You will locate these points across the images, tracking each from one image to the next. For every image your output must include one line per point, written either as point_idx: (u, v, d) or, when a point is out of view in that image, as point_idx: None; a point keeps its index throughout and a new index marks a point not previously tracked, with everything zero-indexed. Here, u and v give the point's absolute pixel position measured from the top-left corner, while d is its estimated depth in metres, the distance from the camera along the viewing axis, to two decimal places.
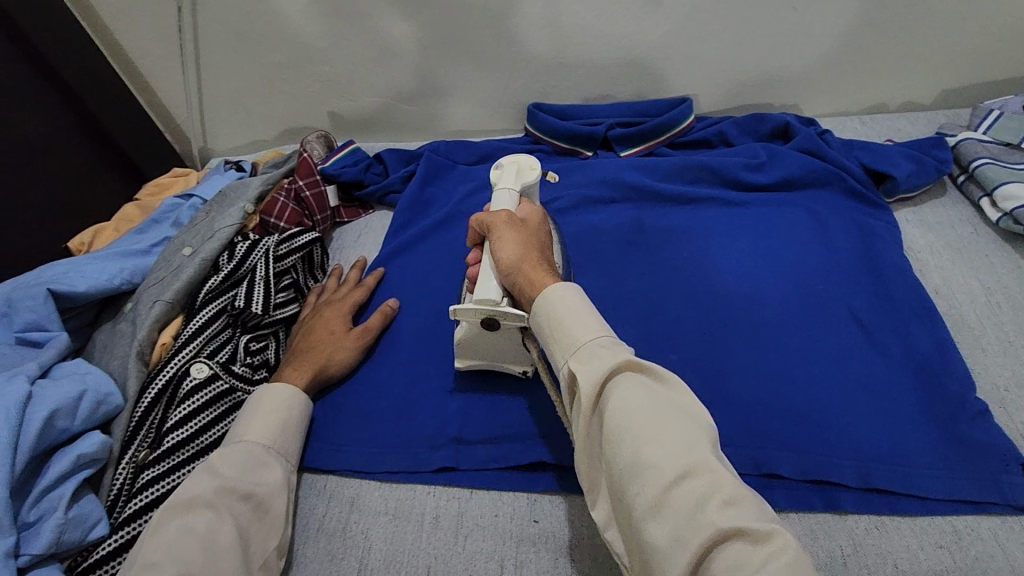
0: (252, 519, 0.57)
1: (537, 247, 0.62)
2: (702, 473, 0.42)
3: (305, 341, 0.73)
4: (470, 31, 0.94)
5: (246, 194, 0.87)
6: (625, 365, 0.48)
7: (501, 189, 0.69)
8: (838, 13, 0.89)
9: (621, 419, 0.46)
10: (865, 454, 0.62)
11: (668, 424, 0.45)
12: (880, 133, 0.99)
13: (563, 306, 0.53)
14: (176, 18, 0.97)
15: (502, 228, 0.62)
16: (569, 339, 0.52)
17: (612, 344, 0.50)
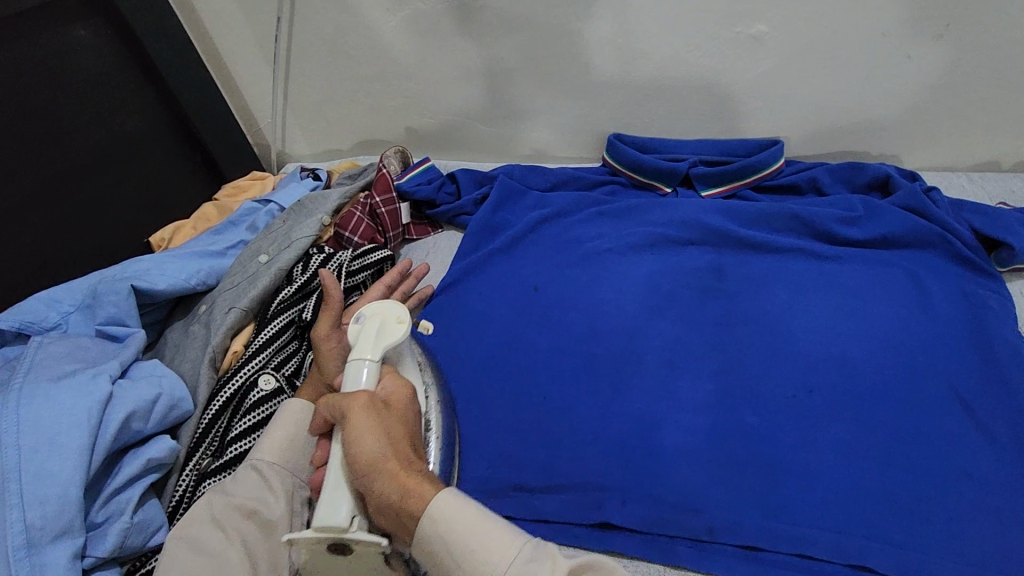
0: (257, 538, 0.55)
1: (405, 435, 0.53)
2: None
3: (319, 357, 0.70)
4: (559, 57, 0.93)
5: (324, 206, 0.88)
6: (568, 574, 0.44)
7: (360, 361, 0.57)
8: (957, 65, 0.83)
9: None
10: (969, 557, 0.56)
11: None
12: (991, 194, 0.92)
13: (459, 527, 0.47)
14: (274, 27, 0.99)
15: (361, 417, 0.52)
16: (484, 561, 0.45)
17: (537, 551, 0.45)
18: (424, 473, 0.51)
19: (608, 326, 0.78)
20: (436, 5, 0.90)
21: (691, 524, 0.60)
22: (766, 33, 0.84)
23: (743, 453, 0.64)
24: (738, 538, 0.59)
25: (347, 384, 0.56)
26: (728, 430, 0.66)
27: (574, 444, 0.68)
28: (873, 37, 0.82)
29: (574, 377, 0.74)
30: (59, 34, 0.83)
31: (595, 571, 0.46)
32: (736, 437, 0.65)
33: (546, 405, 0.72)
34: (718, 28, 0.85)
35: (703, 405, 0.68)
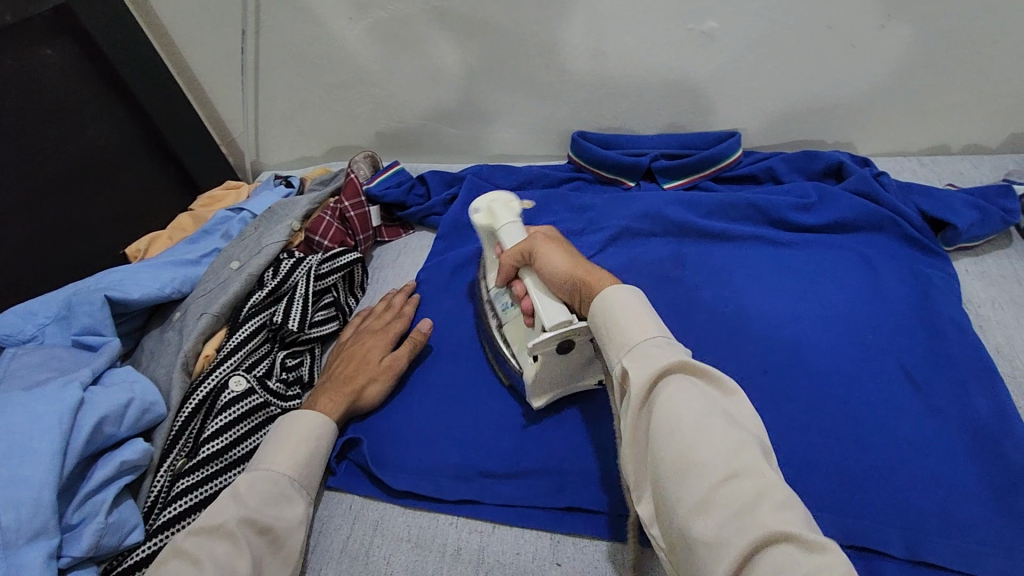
0: (266, 552, 0.56)
1: (583, 257, 0.62)
2: (751, 473, 0.41)
3: (343, 369, 0.73)
4: (519, 59, 0.95)
5: (294, 212, 0.90)
6: (676, 366, 0.47)
7: (506, 227, 0.69)
8: (900, 52, 0.86)
9: (670, 419, 0.44)
10: (915, 522, 0.58)
11: (721, 417, 0.44)
12: (940, 175, 0.95)
13: (620, 307, 0.52)
14: (241, 40, 1.01)
15: (547, 245, 0.62)
16: (627, 340, 0.50)
17: (664, 343, 0.49)
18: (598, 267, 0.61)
19: None
20: (398, 12, 0.93)
21: None
22: (718, 29, 0.87)
23: None
24: None
25: (510, 240, 0.68)
26: None
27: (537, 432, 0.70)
28: (818, 30, 0.85)
29: None
30: (28, 55, 0.85)
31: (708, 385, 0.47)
32: None
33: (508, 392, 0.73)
34: (670, 26, 0.87)
35: None
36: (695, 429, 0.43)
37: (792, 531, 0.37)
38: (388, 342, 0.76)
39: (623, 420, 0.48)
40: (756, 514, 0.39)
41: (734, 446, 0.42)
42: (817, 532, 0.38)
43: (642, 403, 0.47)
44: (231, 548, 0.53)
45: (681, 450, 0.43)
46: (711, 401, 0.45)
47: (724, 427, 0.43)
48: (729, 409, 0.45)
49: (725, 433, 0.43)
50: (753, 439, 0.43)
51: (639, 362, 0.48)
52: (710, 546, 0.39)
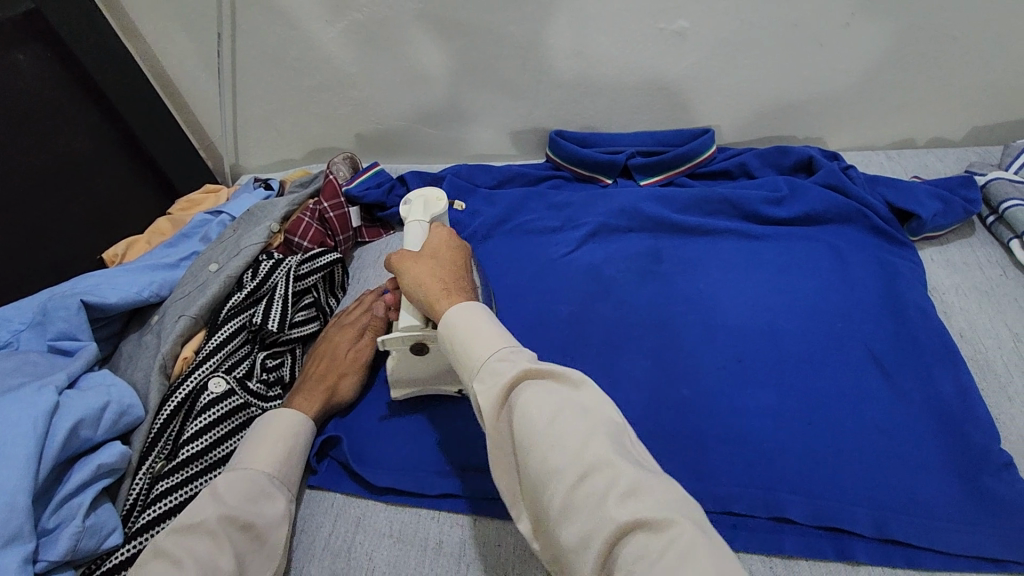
0: (249, 548, 0.57)
1: (449, 274, 0.62)
2: (602, 468, 0.43)
3: (314, 366, 0.74)
4: (495, 60, 0.96)
5: (273, 213, 0.90)
6: (525, 375, 0.49)
7: (416, 226, 0.71)
8: (865, 49, 0.88)
9: (524, 431, 0.46)
10: (881, 502, 0.60)
11: (570, 411, 0.46)
12: (906, 169, 0.98)
13: (466, 321, 0.54)
14: (216, 43, 1.01)
15: (410, 266, 0.62)
16: (470, 357, 0.52)
17: (512, 354, 0.51)
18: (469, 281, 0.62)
19: (552, 314, 0.81)
20: (373, 14, 0.93)
21: None
22: (688, 28, 0.88)
23: (673, 423, 0.68)
24: None
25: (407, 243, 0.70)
26: (664, 402, 0.69)
27: None
28: (785, 29, 0.87)
29: None
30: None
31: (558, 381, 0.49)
32: (669, 407, 0.69)
33: None
34: (642, 26, 0.89)
35: (640, 380, 0.72)
36: (543, 433, 0.45)
37: (638, 517, 0.40)
38: (358, 332, 0.76)
39: (488, 442, 0.49)
40: (603, 510, 0.41)
41: (578, 440, 0.45)
42: (664, 509, 0.40)
43: (497, 416, 0.49)
44: (212, 546, 0.54)
45: (537, 458, 0.45)
46: (560, 394, 0.48)
47: (571, 421, 0.46)
48: (580, 403, 0.47)
49: (573, 429, 0.45)
50: (603, 427, 0.46)
51: (488, 380, 0.50)
52: (581, 546, 0.41)
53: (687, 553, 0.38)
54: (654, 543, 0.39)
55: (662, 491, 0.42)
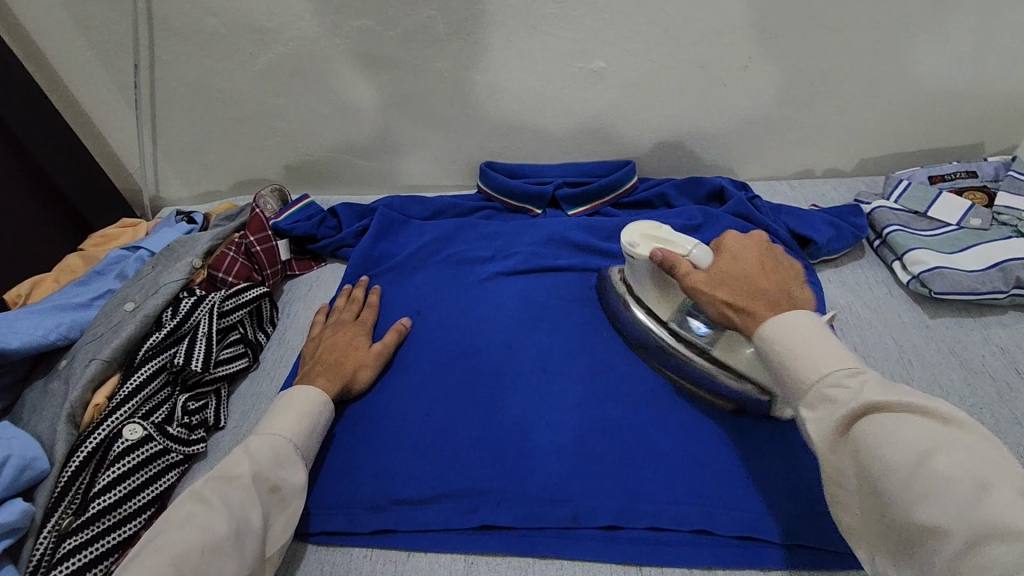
0: (273, 509, 0.60)
1: (748, 281, 0.58)
2: (999, 536, 0.38)
3: (330, 354, 0.76)
4: (424, 94, 0.99)
5: (195, 248, 0.88)
6: (866, 410, 0.45)
7: (692, 249, 0.66)
8: (763, 89, 0.97)
9: (882, 473, 0.44)
10: (786, 510, 0.63)
11: (945, 453, 0.42)
12: (805, 197, 1.07)
13: (795, 340, 0.51)
14: (133, 74, 0.99)
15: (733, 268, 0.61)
16: (798, 380, 0.49)
17: (842, 378, 0.47)
18: (808, 303, 0.56)
19: (484, 343, 0.82)
20: (300, 48, 0.94)
21: (558, 514, 0.65)
22: (606, 68, 0.94)
23: (598, 445, 0.70)
24: (599, 520, 0.64)
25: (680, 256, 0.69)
26: (592, 424, 0.72)
27: (447, 455, 0.71)
28: (693, 69, 0.94)
29: (449, 389, 0.77)
30: None
31: (935, 417, 0.43)
32: (596, 429, 0.71)
33: (426, 419, 0.74)
34: (562, 65, 0.94)
35: (569, 404, 0.74)
36: (907, 482, 0.42)
37: None
38: (366, 332, 0.82)
39: (823, 473, 0.49)
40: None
41: (961, 496, 0.40)
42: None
43: (834, 446, 0.47)
44: (245, 499, 0.56)
45: (896, 506, 0.43)
46: (927, 429, 0.43)
47: (946, 466, 0.41)
48: (960, 445, 0.42)
49: (950, 484, 0.41)
50: (994, 476, 0.40)
51: (817, 407, 0.48)
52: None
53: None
54: None
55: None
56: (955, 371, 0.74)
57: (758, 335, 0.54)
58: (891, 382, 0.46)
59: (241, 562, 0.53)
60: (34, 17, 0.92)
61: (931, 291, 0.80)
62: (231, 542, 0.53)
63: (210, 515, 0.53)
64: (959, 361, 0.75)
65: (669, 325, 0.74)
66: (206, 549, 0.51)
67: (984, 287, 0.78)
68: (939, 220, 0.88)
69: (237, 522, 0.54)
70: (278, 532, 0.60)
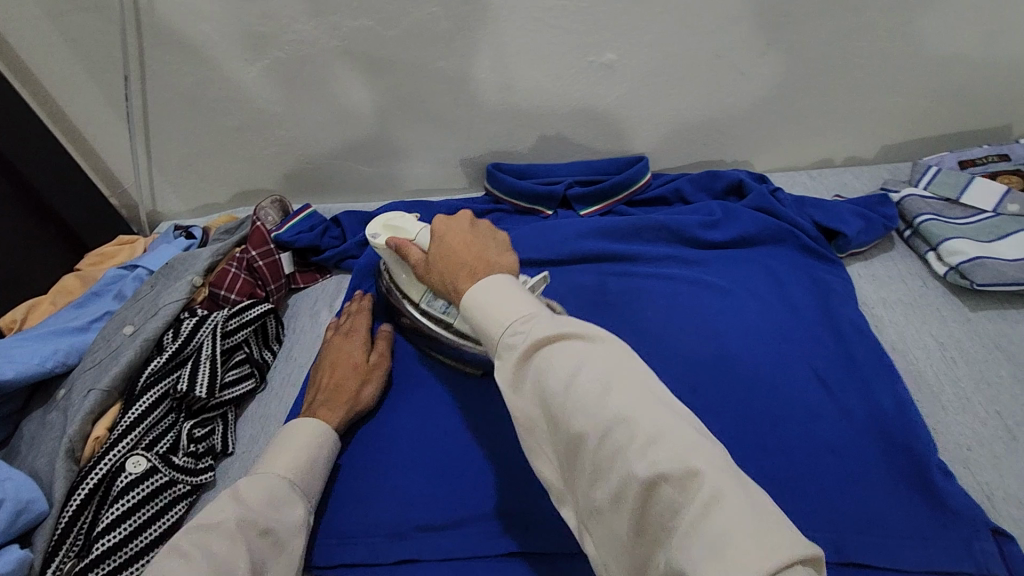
0: (270, 554, 0.56)
1: (449, 258, 0.56)
2: (627, 422, 0.41)
3: (329, 377, 0.73)
4: (427, 95, 0.95)
5: (194, 265, 0.83)
6: (540, 343, 0.45)
7: (418, 232, 0.73)
8: (782, 77, 0.93)
9: (547, 397, 0.44)
10: (840, 525, 0.59)
11: (587, 367, 0.43)
12: (827, 187, 1.02)
13: (491, 299, 0.49)
14: (123, 86, 0.95)
15: (438, 239, 0.58)
16: (490, 336, 0.49)
17: (528, 325, 0.47)
18: (507, 266, 0.54)
19: None
20: (296, 53, 0.90)
21: None
22: (617, 61, 0.90)
23: None
24: None
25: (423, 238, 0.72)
26: None
27: (466, 477, 0.67)
28: (708, 58, 0.90)
29: (466, 404, 0.73)
30: None
31: (581, 338, 0.45)
32: None
33: (443, 437, 0.70)
34: (570, 59, 0.90)
35: None
36: (562, 401, 0.43)
37: (659, 472, 0.38)
38: (364, 341, 0.77)
39: (516, 422, 0.47)
40: (621, 473, 0.40)
41: (594, 401, 0.42)
42: (678, 459, 0.38)
43: (517, 384, 0.46)
44: (230, 545, 0.53)
45: (560, 424, 0.43)
46: (577, 347, 0.45)
47: (587, 377, 0.43)
48: (598, 356, 0.44)
49: (588, 390, 0.42)
50: (618, 374, 0.43)
51: (503, 357, 0.47)
52: (616, 501, 0.40)
53: (712, 499, 0.37)
54: (682, 496, 0.37)
55: (668, 432, 0.40)
56: (1003, 367, 0.70)
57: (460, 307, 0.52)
58: (561, 316, 0.48)
59: None
60: (17, 30, 0.88)
61: (972, 283, 0.75)
62: None
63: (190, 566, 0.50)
64: (1006, 356, 0.71)
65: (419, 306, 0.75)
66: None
67: None
68: (974, 207, 0.84)
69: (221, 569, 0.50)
70: None
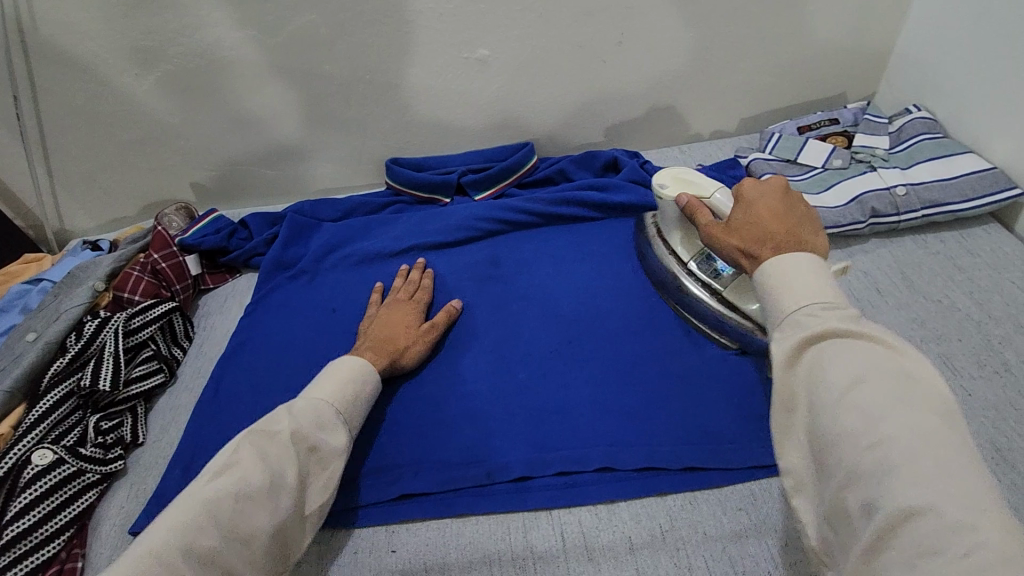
0: (312, 469, 0.61)
1: (761, 225, 0.56)
2: (901, 443, 0.40)
3: (381, 331, 0.78)
4: (320, 97, 1.01)
5: (97, 272, 0.87)
6: (828, 335, 0.46)
7: (713, 193, 0.73)
8: (642, 62, 1.03)
9: (821, 388, 0.45)
10: (682, 438, 0.69)
11: (874, 379, 0.44)
12: (695, 159, 1.14)
13: (786, 271, 0.51)
14: (13, 106, 0.96)
15: (751, 205, 0.59)
16: (774, 306, 0.50)
17: (821, 311, 0.48)
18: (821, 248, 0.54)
19: None
20: (188, 64, 0.94)
21: (472, 473, 0.68)
22: (491, 55, 0.98)
23: (513, 404, 0.75)
24: (510, 474, 0.68)
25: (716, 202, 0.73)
26: (504, 386, 0.76)
27: (364, 437, 0.73)
28: (573, 48, 0.99)
29: None
30: None
31: (872, 346, 0.45)
32: (509, 390, 0.76)
33: None
34: (448, 56, 0.98)
35: (484, 373, 0.78)
36: (838, 397, 0.44)
37: (928, 506, 0.37)
38: (419, 312, 0.83)
39: (777, 397, 0.49)
40: (888, 487, 0.39)
41: (881, 410, 0.42)
42: (965, 505, 0.37)
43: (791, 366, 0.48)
44: (279, 454, 0.58)
45: (827, 419, 0.44)
46: (878, 359, 0.45)
47: (871, 387, 0.43)
48: (891, 372, 0.44)
49: (868, 397, 0.43)
50: (918, 401, 0.42)
51: (786, 334, 0.49)
52: (864, 511, 0.40)
53: (995, 554, 0.35)
54: (945, 538, 0.36)
55: (968, 477, 0.38)
56: None
57: (760, 283, 0.53)
58: (862, 317, 0.48)
59: (272, 515, 0.55)
60: None
61: None
62: (260, 494, 0.54)
63: (243, 469, 0.55)
64: None
65: (688, 265, 0.80)
66: (239, 496, 0.53)
67: (845, 220, 0.86)
68: (808, 165, 0.96)
69: (269, 475, 0.56)
70: (317, 493, 0.61)
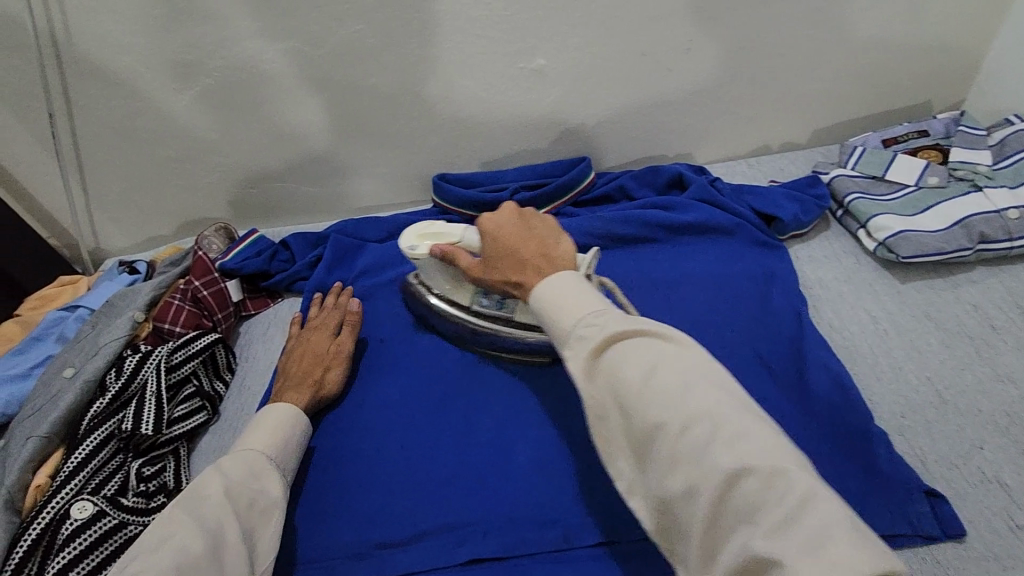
0: (256, 524, 0.57)
1: (514, 254, 0.59)
2: (712, 414, 0.41)
3: (296, 365, 0.75)
4: (365, 112, 0.95)
5: (136, 301, 0.83)
6: (612, 338, 0.46)
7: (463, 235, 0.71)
8: (710, 70, 0.95)
9: (634, 388, 0.44)
10: None
11: (662, 368, 0.44)
12: (764, 174, 1.06)
13: (556, 292, 0.52)
14: (48, 124, 0.92)
15: (500, 240, 0.62)
16: (558, 326, 0.50)
17: (587, 329, 0.48)
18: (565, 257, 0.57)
19: (455, 366, 0.78)
20: (226, 78, 0.89)
21: (549, 537, 0.63)
22: (547, 65, 0.91)
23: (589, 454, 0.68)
24: (592, 537, 0.62)
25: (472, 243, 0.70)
26: (576, 433, 0.70)
27: (425, 491, 0.67)
28: (636, 57, 0.92)
29: (423, 420, 0.73)
30: None
31: (653, 338, 0.46)
32: (582, 438, 0.69)
33: (400, 451, 0.71)
34: (503, 66, 0.91)
35: (552, 417, 0.72)
36: (641, 393, 0.44)
37: (754, 465, 0.39)
38: (331, 333, 0.79)
39: (586, 410, 0.47)
40: (704, 458, 0.40)
41: (677, 393, 0.43)
42: (767, 457, 0.39)
43: (593, 374, 0.47)
44: (221, 515, 0.54)
45: (636, 418, 0.44)
46: (653, 347, 0.45)
47: (663, 378, 0.43)
48: (674, 359, 0.44)
49: (667, 385, 0.43)
50: (698, 374, 0.44)
51: (575, 348, 0.48)
52: (685, 494, 0.41)
53: (802, 495, 0.37)
54: (766, 492, 0.38)
55: (770, 430, 0.41)
56: (931, 335, 0.74)
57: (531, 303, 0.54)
58: (627, 314, 0.49)
59: None
60: None
61: (899, 256, 0.79)
62: (206, 561, 0.50)
63: (185, 535, 0.51)
64: (932, 324, 0.75)
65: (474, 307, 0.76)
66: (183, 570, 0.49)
67: (950, 246, 0.78)
68: (898, 182, 0.87)
69: (211, 536, 0.52)
70: (265, 553, 0.56)
